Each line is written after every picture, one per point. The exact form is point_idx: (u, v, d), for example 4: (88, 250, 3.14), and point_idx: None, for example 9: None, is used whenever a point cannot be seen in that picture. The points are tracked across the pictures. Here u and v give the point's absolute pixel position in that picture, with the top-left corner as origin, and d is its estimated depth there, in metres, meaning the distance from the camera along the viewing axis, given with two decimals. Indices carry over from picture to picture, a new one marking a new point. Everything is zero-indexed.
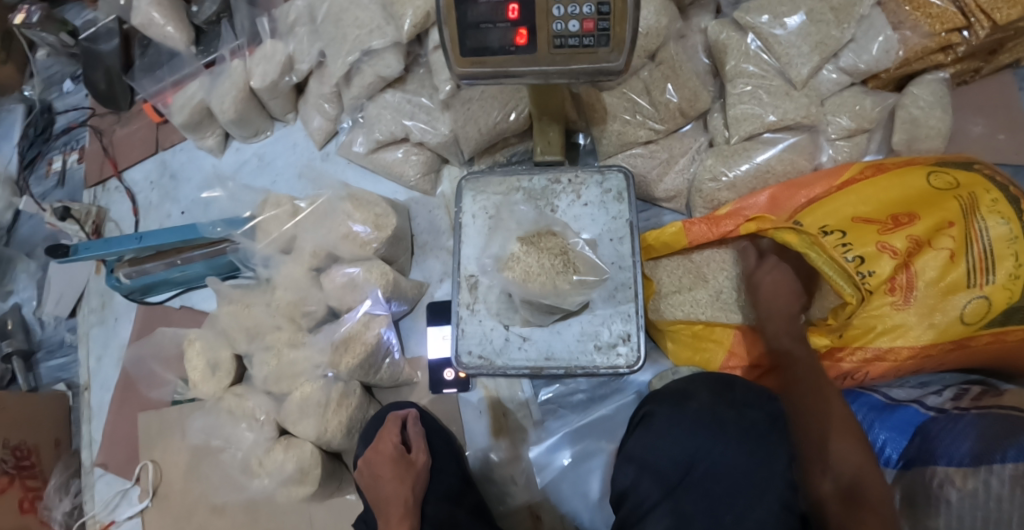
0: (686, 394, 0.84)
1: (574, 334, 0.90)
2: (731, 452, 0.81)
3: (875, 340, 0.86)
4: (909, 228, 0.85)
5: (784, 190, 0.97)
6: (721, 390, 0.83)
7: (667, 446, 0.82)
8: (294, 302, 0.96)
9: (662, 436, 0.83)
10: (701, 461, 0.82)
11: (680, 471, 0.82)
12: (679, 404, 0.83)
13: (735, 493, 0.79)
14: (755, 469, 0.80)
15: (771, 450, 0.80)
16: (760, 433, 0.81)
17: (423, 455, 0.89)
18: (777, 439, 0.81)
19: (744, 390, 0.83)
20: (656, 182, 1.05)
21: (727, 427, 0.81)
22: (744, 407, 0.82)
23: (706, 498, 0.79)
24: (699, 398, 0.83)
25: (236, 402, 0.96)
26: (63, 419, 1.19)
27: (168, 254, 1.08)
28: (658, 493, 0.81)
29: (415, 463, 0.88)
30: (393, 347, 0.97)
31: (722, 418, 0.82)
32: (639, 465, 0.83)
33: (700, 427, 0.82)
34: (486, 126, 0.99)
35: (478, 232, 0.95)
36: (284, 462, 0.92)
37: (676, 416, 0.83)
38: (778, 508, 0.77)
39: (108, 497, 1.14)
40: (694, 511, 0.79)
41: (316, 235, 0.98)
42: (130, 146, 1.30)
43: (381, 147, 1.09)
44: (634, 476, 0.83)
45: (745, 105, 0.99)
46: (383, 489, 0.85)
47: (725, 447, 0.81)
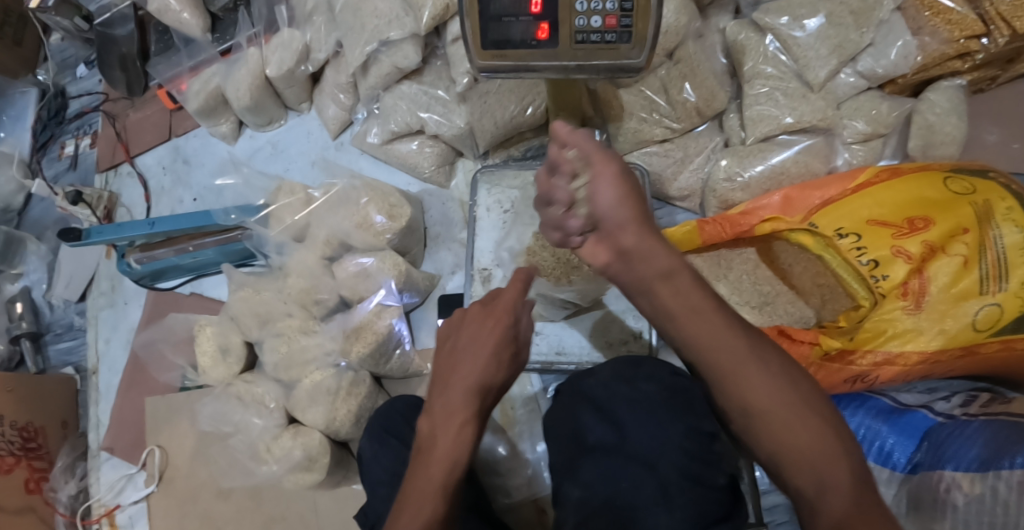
0: (588, 370, 0.77)
1: (586, 330, 0.90)
2: (629, 422, 0.70)
3: (885, 344, 0.86)
4: (924, 233, 0.85)
5: (798, 191, 0.97)
6: (624, 368, 0.75)
7: (574, 418, 0.74)
8: (306, 289, 0.96)
9: (570, 410, 0.75)
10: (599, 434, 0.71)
11: (579, 441, 0.72)
12: (580, 379, 0.77)
13: (633, 464, 0.68)
14: (653, 441, 0.68)
15: (668, 419, 0.69)
16: (656, 405, 0.70)
17: None
18: (679, 410, 0.69)
19: (649, 367, 0.74)
20: (671, 181, 1.06)
21: (618, 396, 0.72)
22: (641, 381, 0.72)
23: (599, 467, 0.69)
24: (600, 374, 0.75)
25: (245, 388, 0.97)
26: (70, 401, 1.20)
27: (179, 240, 1.08)
28: (567, 458, 0.72)
29: None
30: (404, 339, 0.97)
31: (622, 391, 0.73)
32: (555, 438, 0.75)
33: (600, 400, 0.73)
34: (502, 119, 0.98)
35: (491, 225, 0.95)
36: (292, 449, 0.92)
37: (579, 393, 0.76)
38: (679, 478, 0.66)
39: (113, 481, 1.15)
40: (593, 481, 0.69)
41: (330, 221, 0.97)
42: (143, 131, 1.30)
43: (396, 138, 1.09)
44: (553, 449, 0.75)
45: (762, 106, 1.00)
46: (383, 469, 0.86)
47: (621, 417, 0.71)
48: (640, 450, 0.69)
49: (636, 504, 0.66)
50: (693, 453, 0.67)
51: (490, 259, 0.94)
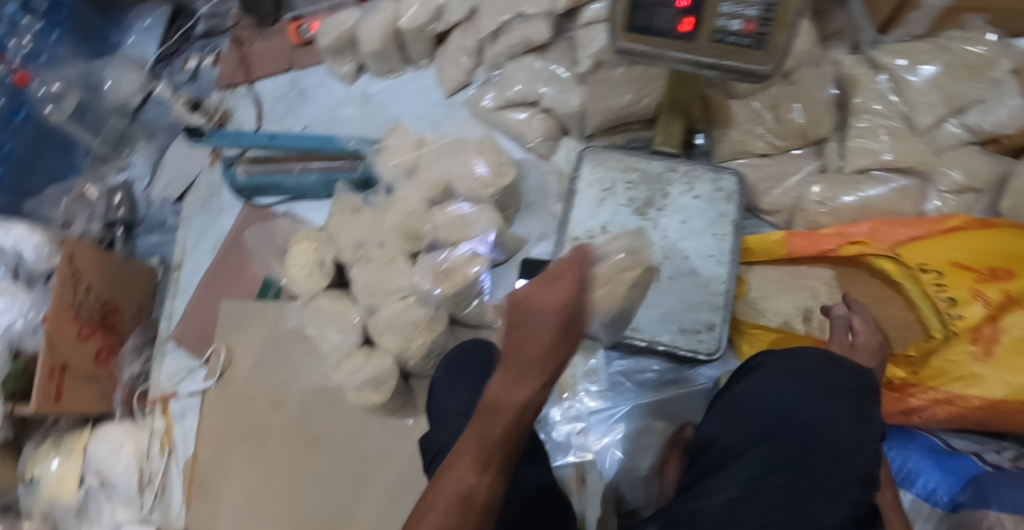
0: (791, 353, 0.77)
1: (661, 312, 0.95)
2: (832, 407, 0.70)
3: (946, 384, 0.90)
4: (1005, 283, 0.88)
5: (885, 224, 0.98)
6: (837, 357, 0.74)
7: (768, 396, 0.74)
8: (405, 219, 1.01)
9: (765, 383, 0.75)
10: (795, 415, 0.71)
11: (778, 419, 0.72)
12: (791, 359, 0.76)
13: (826, 452, 0.67)
14: (855, 433, 0.68)
15: (875, 414, 0.69)
16: (867, 401, 0.70)
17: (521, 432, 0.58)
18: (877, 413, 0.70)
19: (857, 364, 0.74)
20: (763, 194, 1.07)
21: (824, 380, 0.72)
22: (850, 372, 0.73)
23: (798, 447, 0.69)
24: (811, 357, 0.75)
25: (331, 303, 1.02)
26: (148, 291, 1.31)
27: (289, 161, 1.19)
28: (755, 438, 0.72)
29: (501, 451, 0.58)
30: (484, 292, 1.01)
31: (833, 378, 0.71)
32: (742, 416, 0.75)
33: (798, 387, 0.72)
34: (614, 106, 1.05)
35: (589, 200, 1.00)
36: (362, 368, 0.98)
37: (788, 371, 0.74)
38: (867, 475, 0.66)
39: (175, 370, 1.24)
40: (772, 463, 0.69)
41: (439, 166, 1.03)
42: (266, 58, 1.37)
43: (509, 106, 1.14)
44: (730, 423, 0.76)
45: (863, 139, 1.04)
46: (456, 393, 0.93)
47: (828, 400, 0.70)
48: (830, 442, 0.68)
49: (817, 495, 0.66)
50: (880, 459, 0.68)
51: (584, 230, 0.99)
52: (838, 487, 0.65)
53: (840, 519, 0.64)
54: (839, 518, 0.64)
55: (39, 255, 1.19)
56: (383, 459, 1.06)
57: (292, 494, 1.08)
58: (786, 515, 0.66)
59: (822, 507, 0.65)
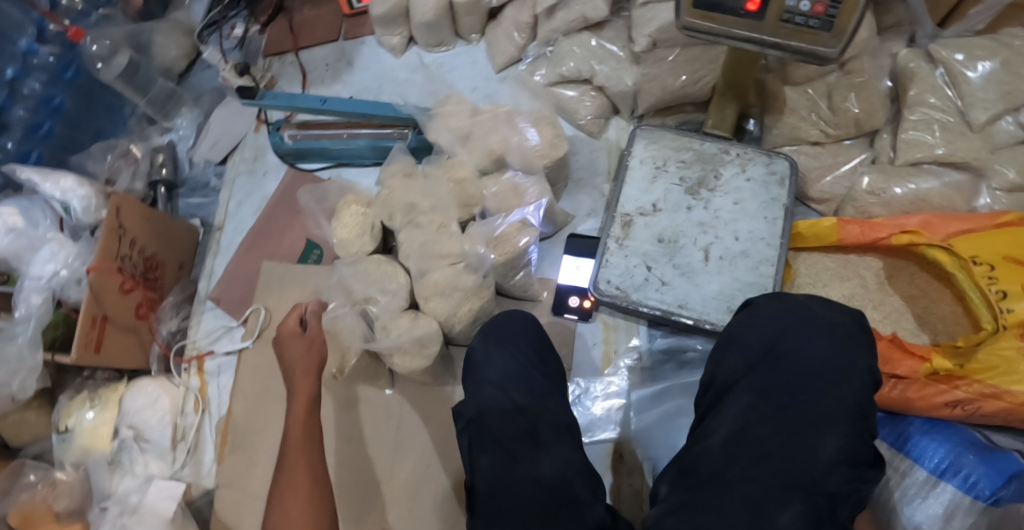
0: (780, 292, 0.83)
1: (710, 291, 0.94)
2: (817, 338, 0.76)
3: (992, 378, 0.89)
4: None
5: (937, 218, 0.99)
6: (820, 295, 0.81)
7: (761, 328, 0.80)
8: (462, 182, 1.02)
9: (759, 319, 0.80)
10: (785, 346, 0.77)
11: (767, 347, 0.78)
12: (778, 296, 0.82)
13: (812, 378, 0.74)
14: (836, 362, 0.74)
15: (856, 348, 0.74)
16: (848, 334, 0.75)
17: None
18: (863, 344, 0.75)
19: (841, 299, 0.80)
20: (813, 182, 1.07)
21: (808, 313, 0.78)
22: (835, 308, 0.79)
23: (784, 373, 0.75)
24: (799, 295, 0.82)
25: (377, 266, 1.02)
26: (190, 249, 1.31)
27: (339, 126, 1.19)
28: (746, 367, 0.79)
29: None
30: (532, 262, 1.02)
31: (818, 314, 0.78)
32: (738, 350, 0.80)
33: (784, 320, 0.79)
34: (670, 87, 1.05)
35: (642, 176, 1.00)
36: (406, 331, 0.97)
37: (773, 306, 0.81)
38: (852, 403, 0.71)
39: (213, 328, 1.26)
40: (763, 390, 0.76)
41: (498, 133, 1.03)
42: (314, 28, 1.38)
43: (561, 83, 1.14)
44: (727, 354, 0.81)
45: (917, 132, 1.04)
46: (493, 361, 0.94)
47: (811, 330, 0.76)
48: (813, 371, 0.74)
49: (806, 421, 0.72)
50: (869, 385, 0.73)
51: (635, 206, 0.99)
52: (828, 413, 0.71)
53: (833, 442, 0.70)
54: (831, 443, 0.70)
55: (86, 208, 1.20)
56: (420, 426, 1.08)
57: (332, 455, 1.09)
58: (783, 438, 0.72)
59: (810, 432, 0.71)
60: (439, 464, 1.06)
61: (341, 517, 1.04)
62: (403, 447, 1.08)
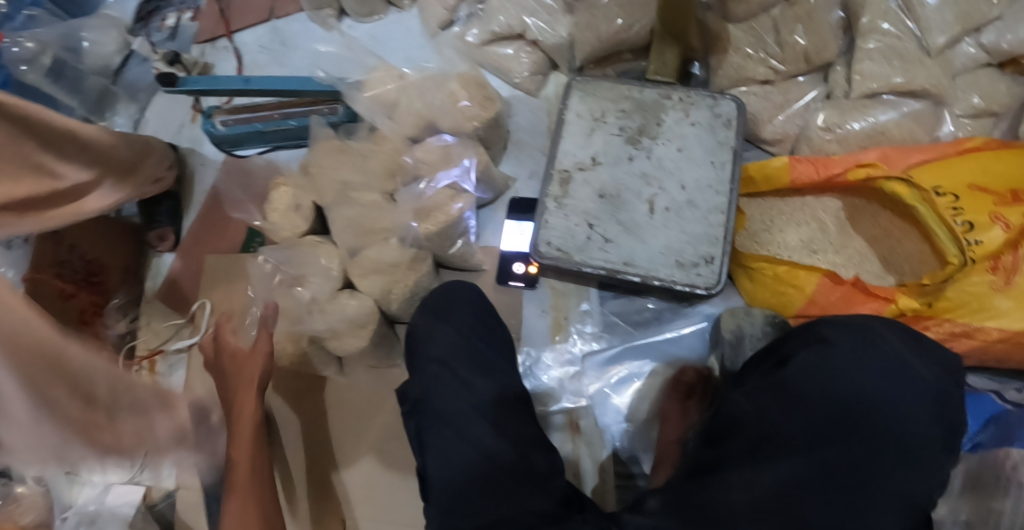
0: (868, 333, 0.66)
1: (658, 246, 0.88)
2: (911, 404, 0.62)
3: (964, 315, 0.83)
4: None
5: (897, 151, 0.92)
6: (911, 339, 0.67)
7: (838, 378, 0.64)
8: (395, 150, 0.98)
9: (841, 369, 0.64)
10: (874, 415, 0.61)
11: (842, 406, 0.62)
12: (868, 339, 0.66)
13: (897, 456, 0.60)
14: (929, 438, 0.61)
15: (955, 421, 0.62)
16: (950, 403, 0.63)
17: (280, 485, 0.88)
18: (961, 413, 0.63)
19: (935, 347, 0.67)
20: (765, 123, 1.00)
21: (907, 371, 0.63)
22: (926, 360, 0.66)
23: (861, 445, 0.61)
24: (891, 338, 0.66)
25: (311, 249, 0.96)
26: (132, 250, 1.23)
27: (267, 108, 1.15)
28: (808, 423, 0.62)
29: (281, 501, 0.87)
30: (470, 231, 0.97)
31: (917, 372, 0.63)
32: (807, 404, 0.63)
33: (874, 376, 0.63)
34: (605, 34, 0.99)
35: (579, 131, 0.94)
36: (346, 305, 0.92)
37: (863, 357, 0.64)
38: (933, 492, 0.60)
39: (161, 327, 1.20)
40: (824, 458, 0.61)
41: (421, 101, 0.98)
42: (246, 10, 1.33)
43: (494, 41, 1.08)
44: (787, 408, 0.64)
45: (870, 63, 0.96)
46: (434, 336, 0.88)
47: (907, 393, 0.62)
48: (903, 450, 0.60)
49: (869, 508, 0.59)
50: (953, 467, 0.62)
51: (573, 162, 0.93)
52: (904, 502, 0.59)
53: None
54: None
55: None
56: (373, 409, 1.03)
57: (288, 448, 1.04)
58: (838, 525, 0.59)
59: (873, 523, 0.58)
60: (396, 447, 1.02)
61: (304, 510, 1.01)
62: (359, 435, 1.03)
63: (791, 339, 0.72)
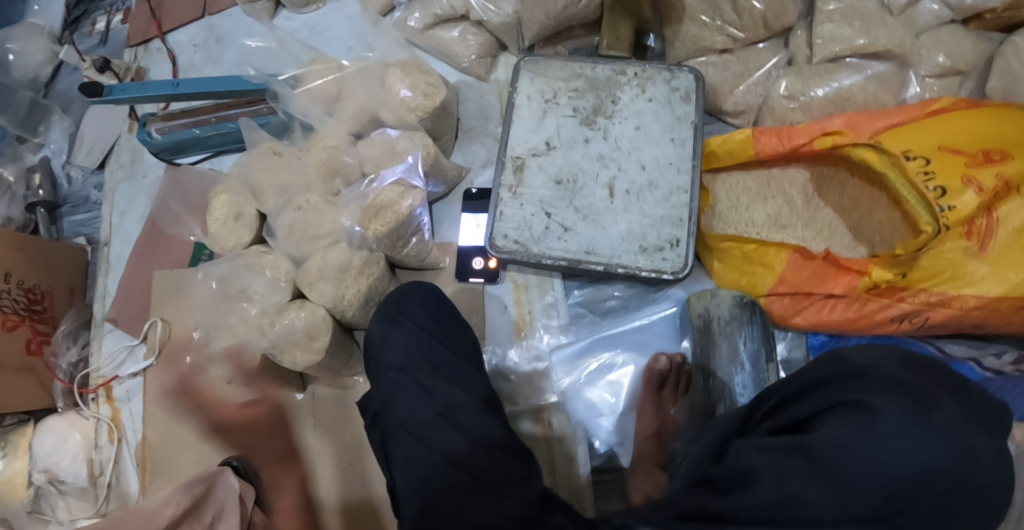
0: (922, 395, 0.51)
1: (619, 232, 0.84)
2: (962, 491, 0.48)
3: (940, 285, 0.79)
4: (1000, 166, 0.77)
5: (863, 116, 0.89)
6: (962, 399, 0.52)
7: (884, 458, 0.49)
8: (332, 149, 0.92)
9: (891, 445, 0.49)
10: (923, 496, 0.48)
11: (885, 491, 0.48)
12: (926, 407, 0.50)
13: None
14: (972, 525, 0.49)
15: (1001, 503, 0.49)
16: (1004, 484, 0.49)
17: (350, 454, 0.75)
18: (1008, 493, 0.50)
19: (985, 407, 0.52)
20: (726, 95, 0.95)
21: (964, 443, 0.48)
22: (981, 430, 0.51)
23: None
24: (946, 404, 0.51)
25: (256, 258, 0.91)
26: (80, 270, 1.18)
27: (202, 111, 1.07)
28: (836, 500, 0.49)
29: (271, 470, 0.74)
30: (424, 228, 0.92)
31: (978, 440, 0.49)
32: (843, 482, 0.49)
33: (929, 449, 0.48)
34: (553, 10, 0.93)
35: (531, 115, 0.89)
36: (294, 323, 0.86)
37: (923, 432, 0.49)
38: None
39: (114, 351, 1.11)
40: None
41: (365, 93, 0.93)
42: (178, 8, 1.26)
43: (438, 24, 1.02)
44: (819, 479, 0.50)
45: (835, 23, 0.92)
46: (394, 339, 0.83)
47: (961, 476, 0.48)
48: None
49: None
50: None
51: (526, 149, 0.88)
52: None
53: None
54: None
55: None
56: (341, 421, 0.99)
57: None
58: None
59: None
60: (365, 456, 0.97)
61: None
62: (326, 447, 0.98)
63: (814, 391, 0.56)
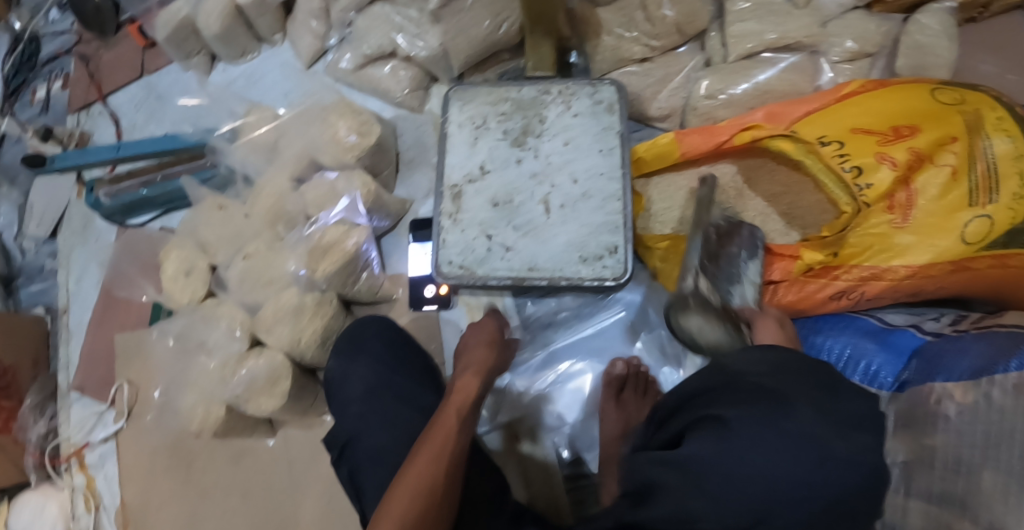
0: (781, 401, 0.50)
1: (560, 244, 0.86)
2: (829, 487, 0.47)
3: (871, 259, 0.82)
4: (911, 140, 0.80)
5: (782, 106, 0.91)
6: (824, 398, 0.51)
7: (742, 466, 0.47)
8: (273, 205, 0.92)
9: (747, 450, 0.48)
10: (790, 499, 0.47)
11: (750, 498, 0.47)
12: (782, 413, 0.49)
13: None
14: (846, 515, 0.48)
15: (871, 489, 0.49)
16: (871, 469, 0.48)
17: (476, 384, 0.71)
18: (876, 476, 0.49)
19: (848, 405, 0.51)
20: (650, 100, 0.99)
21: (825, 449, 0.47)
22: (849, 434, 0.49)
23: None
24: (805, 411, 0.49)
25: (213, 308, 0.93)
26: (40, 341, 1.16)
27: (151, 171, 1.08)
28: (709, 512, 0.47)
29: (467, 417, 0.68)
30: (373, 262, 0.94)
31: (852, 435, 0.49)
32: (715, 492, 0.47)
33: (797, 449, 0.47)
34: (477, 37, 0.96)
35: (463, 141, 0.91)
36: (253, 369, 0.87)
37: (776, 433, 0.48)
38: None
39: (84, 418, 1.11)
40: None
41: (300, 139, 0.95)
42: (116, 70, 1.27)
43: (369, 62, 1.05)
44: (692, 495, 0.48)
45: (745, 22, 0.96)
46: (464, 364, 0.76)
47: (828, 472, 0.47)
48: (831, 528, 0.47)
49: None
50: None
51: (461, 175, 0.90)
52: None
53: None
54: None
55: None
56: (313, 460, 0.99)
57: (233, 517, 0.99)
58: None
59: None
60: (340, 493, 0.97)
61: None
62: (302, 488, 0.98)
63: (690, 405, 0.56)
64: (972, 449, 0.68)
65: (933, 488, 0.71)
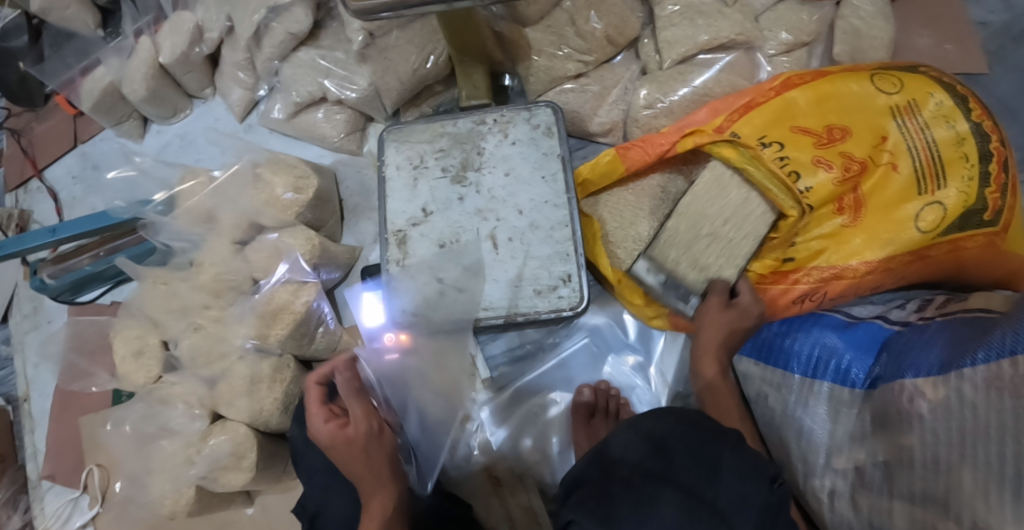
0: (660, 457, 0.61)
1: (511, 281, 0.84)
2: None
3: (825, 258, 0.82)
4: (844, 144, 0.79)
5: (722, 101, 0.88)
6: (703, 456, 0.61)
7: None
8: (217, 277, 0.90)
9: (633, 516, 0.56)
10: None
11: None
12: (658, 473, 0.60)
13: None
14: None
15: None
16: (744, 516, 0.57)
17: (357, 413, 0.74)
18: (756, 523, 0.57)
19: (729, 464, 0.60)
20: (591, 116, 0.97)
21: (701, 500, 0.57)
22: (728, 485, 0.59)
23: None
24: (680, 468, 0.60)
25: (169, 390, 0.90)
26: (4, 432, 1.12)
27: (92, 246, 1.02)
28: None
29: (357, 433, 0.73)
30: (328, 318, 0.91)
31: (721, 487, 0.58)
32: None
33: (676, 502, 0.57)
34: (405, 74, 0.93)
35: (403, 184, 0.89)
36: (215, 445, 0.85)
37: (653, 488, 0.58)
38: None
39: (58, 508, 1.07)
40: None
41: (237, 203, 0.93)
42: (49, 143, 1.23)
43: (301, 110, 1.03)
44: None
45: (676, 26, 0.94)
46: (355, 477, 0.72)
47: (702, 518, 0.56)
48: None
49: None
50: None
51: (405, 219, 0.88)
52: None
53: None
54: None
55: None
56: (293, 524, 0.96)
57: None
58: None
59: None
60: None
61: None
62: None
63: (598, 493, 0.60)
64: (949, 447, 0.66)
65: (915, 489, 0.68)
